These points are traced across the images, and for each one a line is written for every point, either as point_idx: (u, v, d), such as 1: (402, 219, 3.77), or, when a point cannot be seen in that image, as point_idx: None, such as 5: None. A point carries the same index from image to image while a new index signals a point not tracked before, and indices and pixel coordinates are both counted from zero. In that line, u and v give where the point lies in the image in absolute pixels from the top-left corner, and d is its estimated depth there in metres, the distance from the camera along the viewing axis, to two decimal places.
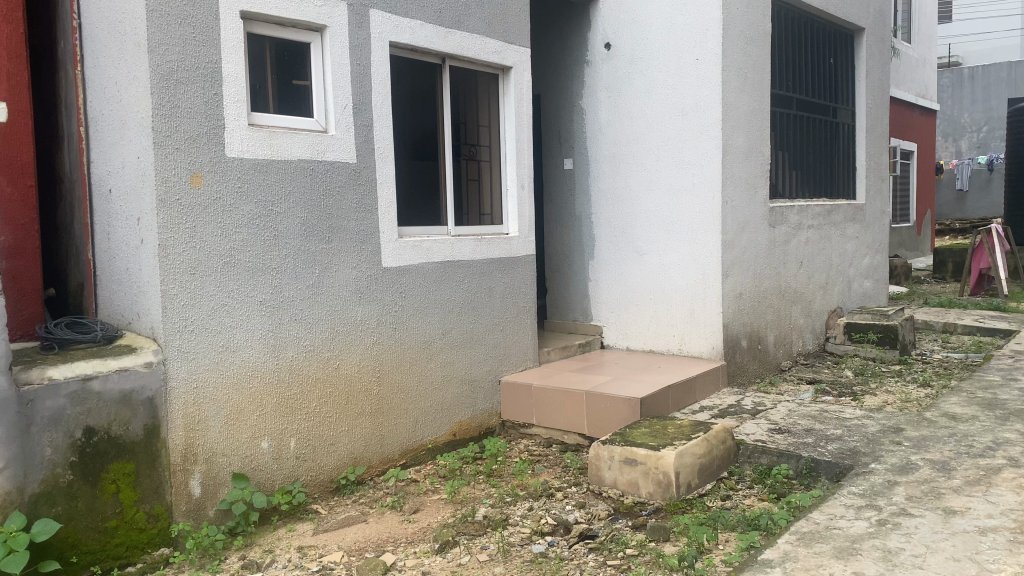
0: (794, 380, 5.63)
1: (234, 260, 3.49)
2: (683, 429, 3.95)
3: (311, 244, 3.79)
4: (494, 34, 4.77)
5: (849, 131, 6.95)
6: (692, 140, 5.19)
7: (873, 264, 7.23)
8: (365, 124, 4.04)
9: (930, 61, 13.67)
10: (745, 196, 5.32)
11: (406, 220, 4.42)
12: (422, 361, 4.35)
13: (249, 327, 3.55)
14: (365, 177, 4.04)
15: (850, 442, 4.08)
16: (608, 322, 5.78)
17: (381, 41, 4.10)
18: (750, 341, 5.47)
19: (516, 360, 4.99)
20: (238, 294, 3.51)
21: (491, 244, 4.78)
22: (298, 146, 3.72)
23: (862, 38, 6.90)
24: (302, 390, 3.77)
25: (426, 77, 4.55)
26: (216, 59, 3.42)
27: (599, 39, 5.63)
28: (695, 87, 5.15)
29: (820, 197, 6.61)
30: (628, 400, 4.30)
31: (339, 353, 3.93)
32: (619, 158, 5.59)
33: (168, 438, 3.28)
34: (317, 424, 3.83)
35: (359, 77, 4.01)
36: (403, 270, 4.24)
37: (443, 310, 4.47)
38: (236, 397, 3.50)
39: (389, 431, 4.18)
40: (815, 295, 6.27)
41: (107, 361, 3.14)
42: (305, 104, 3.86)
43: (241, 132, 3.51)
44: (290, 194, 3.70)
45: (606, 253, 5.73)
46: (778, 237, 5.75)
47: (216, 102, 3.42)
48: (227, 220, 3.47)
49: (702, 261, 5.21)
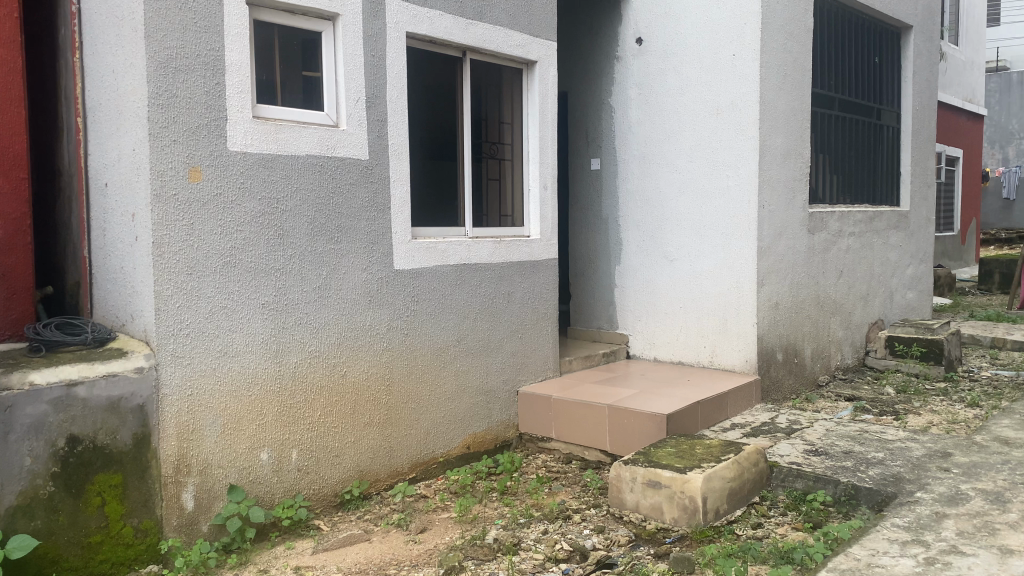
0: (832, 396, 5.31)
1: (235, 259, 3.29)
2: (712, 450, 3.67)
3: (318, 244, 3.58)
4: (519, 26, 4.53)
5: (894, 135, 6.61)
6: (727, 141, 4.91)
7: (918, 274, 6.87)
8: (379, 119, 3.83)
9: (979, 64, 13.18)
10: (782, 201, 5.02)
11: (422, 220, 4.20)
12: (435, 370, 4.13)
13: (249, 331, 3.35)
14: (377, 174, 3.83)
15: (893, 467, 3.77)
16: (635, 331, 5.51)
17: (398, 31, 3.89)
18: (785, 354, 5.16)
19: (536, 369, 4.75)
20: (239, 296, 3.31)
21: (512, 247, 4.54)
22: (306, 142, 3.52)
23: (910, 36, 6.56)
24: (306, 399, 3.56)
25: (445, 71, 4.33)
26: (219, 47, 3.22)
27: (630, 34, 5.37)
28: (732, 85, 4.86)
29: (863, 203, 6.27)
30: (654, 416, 4.03)
31: (347, 360, 3.72)
32: (650, 158, 5.32)
33: (160, 449, 3.09)
34: (321, 434, 3.62)
35: (373, 69, 3.79)
36: (416, 273, 4.02)
37: (459, 316, 4.25)
38: (235, 405, 3.31)
39: (398, 443, 3.96)
40: (855, 307, 5.94)
41: (95, 366, 2.96)
42: (315, 97, 3.65)
43: (245, 124, 3.31)
44: (297, 191, 3.50)
45: (634, 260, 5.46)
46: (817, 245, 5.44)
47: (218, 93, 3.23)
48: (228, 218, 3.27)
49: (736, 270, 4.92)
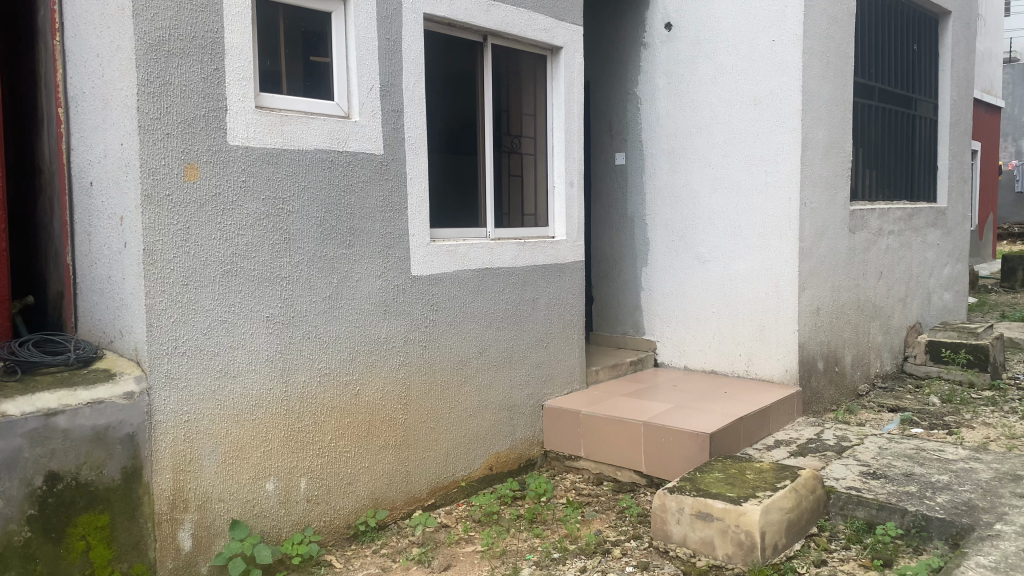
0: (874, 408, 4.97)
1: (236, 267, 2.93)
2: (765, 475, 3.31)
3: (328, 249, 3.22)
4: (543, 8, 4.16)
5: (930, 127, 6.25)
6: (765, 135, 4.55)
7: (954, 274, 6.52)
8: (394, 109, 3.46)
9: (997, 54, 12.84)
10: (824, 198, 4.66)
11: (440, 221, 3.84)
12: (455, 385, 3.77)
13: (253, 348, 3.00)
14: (393, 170, 3.46)
15: (963, 493, 3.41)
16: (663, 337, 5.16)
17: (415, 13, 3.52)
18: (827, 363, 4.81)
19: (561, 382, 4.39)
20: (240, 308, 2.95)
21: (536, 249, 4.18)
22: (315, 136, 3.15)
23: (948, 22, 6.20)
24: (315, 422, 3.20)
25: (465, 58, 3.96)
26: (217, 28, 2.85)
27: (658, 19, 5.00)
28: (772, 73, 4.50)
29: (900, 199, 5.92)
30: (696, 435, 3.68)
31: (360, 378, 3.36)
32: (680, 152, 4.96)
33: (153, 483, 2.74)
34: (332, 461, 3.27)
35: (388, 54, 3.43)
36: (435, 279, 3.67)
37: (480, 326, 3.89)
38: (236, 431, 2.95)
39: (416, 466, 3.60)
40: (894, 310, 5.59)
41: (77, 392, 2.60)
42: (324, 85, 3.28)
43: (246, 116, 2.94)
44: (305, 190, 3.13)
45: (662, 261, 5.11)
46: (858, 244, 5.08)
47: (217, 80, 2.86)
48: (228, 220, 2.91)
49: (776, 272, 4.56)
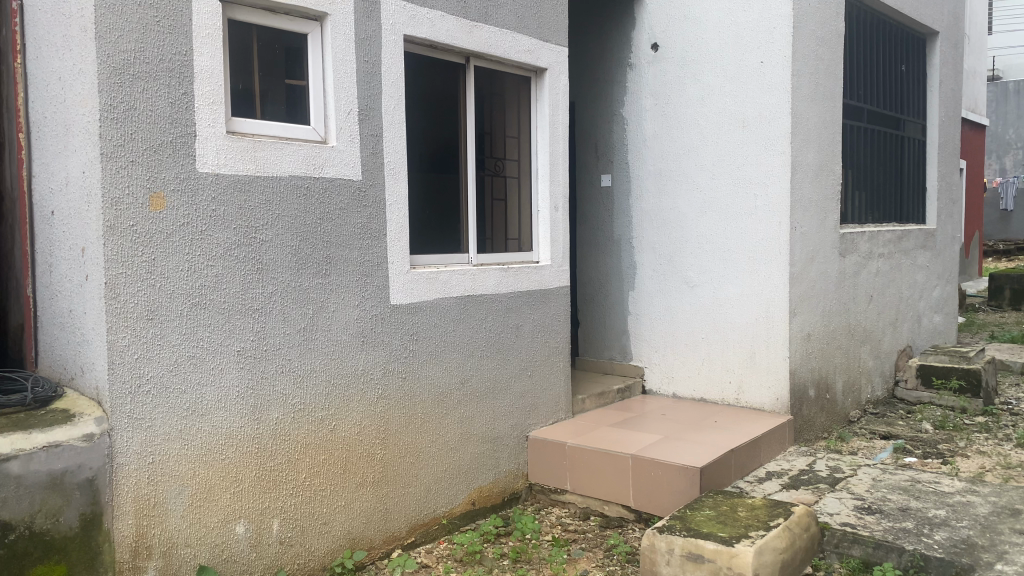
0: (866, 435, 4.88)
1: (204, 300, 2.80)
2: (757, 513, 3.19)
3: (303, 280, 3.09)
4: (527, 29, 4.06)
5: (919, 148, 6.20)
6: (754, 158, 4.46)
7: (944, 296, 6.46)
8: (373, 133, 3.34)
9: (982, 72, 12.90)
10: (814, 222, 4.57)
11: (421, 248, 3.72)
12: (436, 418, 3.64)
13: (222, 385, 2.86)
14: (372, 197, 3.34)
15: (961, 530, 3.30)
16: (651, 363, 5.06)
17: (395, 34, 3.41)
18: (817, 390, 4.71)
19: (547, 412, 4.27)
20: (209, 343, 2.82)
21: (520, 275, 4.08)
22: (289, 162, 3.03)
23: (936, 42, 6.16)
24: (288, 460, 3.06)
25: (447, 80, 3.85)
26: (186, 50, 2.73)
27: (645, 39, 4.92)
28: (760, 96, 4.42)
29: (889, 221, 5.85)
30: (685, 469, 3.57)
31: (336, 413, 3.22)
32: (666, 174, 4.87)
33: (114, 530, 2.59)
34: (306, 500, 3.12)
35: (366, 76, 3.31)
36: (415, 308, 3.54)
37: (462, 356, 3.77)
38: (204, 473, 2.81)
39: (394, 504, 3.46)
40: (885, 333, 5.51)
41: (32, 435, 2.46)
42: (299, 109, 3.16)
43: (217, 142, 2.81)
44: (278, 218, 3.01)
45: (650, 286, 5.01)
46: (848, 268, 5.00)
47: (184, 104, 2.73)
48: (197, 251, 2.78)
49: (765, 297, 4.47)
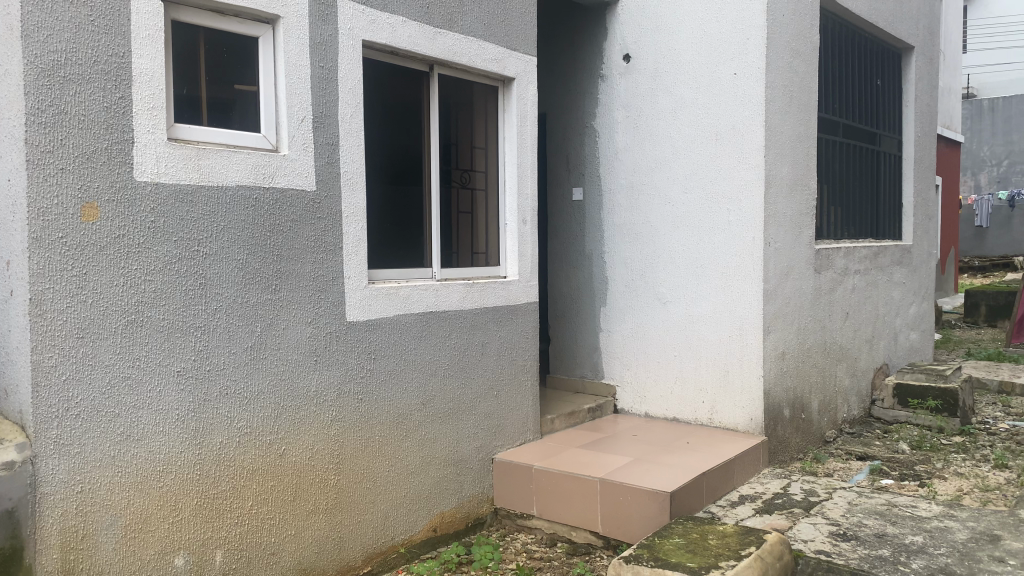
0: (842, 456, 4.76)
1: (142, 318, 2.63)
2: (728, 541, 3.04)
3: (250, 296, 2.93)
4: (494, 37, 3.94)
5: (895, 163, 6.14)
6: (727, 171, 4.36)
7: (920, 313, 6.38)
8: (328, 142, 3.19)
9: (956, 90, 12.97)
10: (788, 238, 4.47)
11: (381, 263, 3.57)
12: (395, 440, 3.47)
13: (161, 407, 2.68)
14: (326, 209, 3.19)
15: (939, 558, 3.17)
16: (623, 382, 4.92)
17: (353, 40, 3.27)
18: (792, 410, 4.59)
19: (514, 433, 4.12)
20: (146, 363, 2.64)
21: (485, 291, 3.93)
22: (237, 171, 2.87)
23: (911, 58, 6.12)
24: (233, 487, 2.88)
25: (409, 88, 3.71)
26: (123, 52, 2.56)
27: (618, 50, 4.81)
28: (733, 108, 4.32)
29: (865, 237, 5.77)
30: (655, 494, 3.42)
31: (286, 436, 3.05)
32: (639, 188, 4.75)
33: (37, 565, 2.40)
34: (252, 529, 2.95)
35: (322, 83, 3.16)
36: (373, 326, 3.38)
37: (424, 375, 3.61)
38: (140, 501, 2.63)
39: (349, 532, 3.28)
40: (861, 351, 5.41)
41: None
42: (249, 116, 3.00)
43: (157, 149, 2.65)
44: (224, 231, 2.84)
45: (622, 302, 4.88)
46: (823, 285, 4.90)
47: (122, 109, 2.56)
48: (134, 265, 2.61)
49: (739, 314, 4.35)
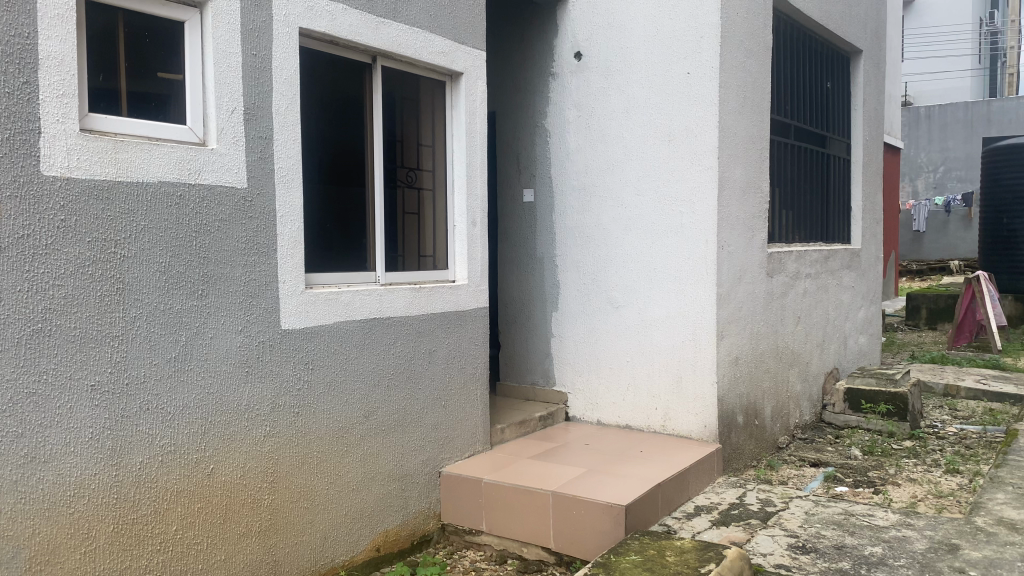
0: (796, 462, 4.69)
1: (50, 327, 2.37)
2: (686, 557, 2.90)
3: (174, 303, 2.69)
4: (440, 29, 3.75)
5: (845, 167, 6.13)
6: (681, 173, 4.24)
7: (868, 317, 6.40)
8: (261, 135, 2.97)
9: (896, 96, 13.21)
10: (742, 241, 4.38)
11: (320, 267, 3.35)
12: (334, 456, 3.26)
13: (72, 425, 2.43)
14: (259, 208, 2.96)
15: (900, 570, 3.09)
16: (575, 388, 4.77)
17: (289, 27, 3.05)
18: (746, 417, 4.51)
19: (462, 445, 3.94)
20: (55, 377, 2.38)
21: (432, 297, 3.74)
22: (160, 165, 2.63)
23: (859, 62, 6.12)
24: (154, 511, 2.64)
25: (351, 81, 3.50)
26: (29, 32, 2.30)
27: (569, 48, 4.67)
28: (686, 107, 4.21)
29: (815, 240, 5.74)
30: (610, 508, 3.27)
31: (214, 455, 2.82)
32: (591, 190, 4.62)
33: None
34: (177, 556, 2.70)
35: (254, 72, 2.94)
36: (312, 334, 3.17)
37: (366, 385, 3.40)
38: (48, 530, 2.37)
39: (285, 555, 3.06)
40: (812, 355, 5.37)
41: None
42: (173, 106, 2.77)
43: (67, 140, 2.39)
44: (144, 231, 2.60)
45: (574, 307, 4.74)
46: (776, 289, 4.83)
47: (26, 95, 2.29)
48: (40, 268, 2.35)
49: (693, 319, 4.23)
